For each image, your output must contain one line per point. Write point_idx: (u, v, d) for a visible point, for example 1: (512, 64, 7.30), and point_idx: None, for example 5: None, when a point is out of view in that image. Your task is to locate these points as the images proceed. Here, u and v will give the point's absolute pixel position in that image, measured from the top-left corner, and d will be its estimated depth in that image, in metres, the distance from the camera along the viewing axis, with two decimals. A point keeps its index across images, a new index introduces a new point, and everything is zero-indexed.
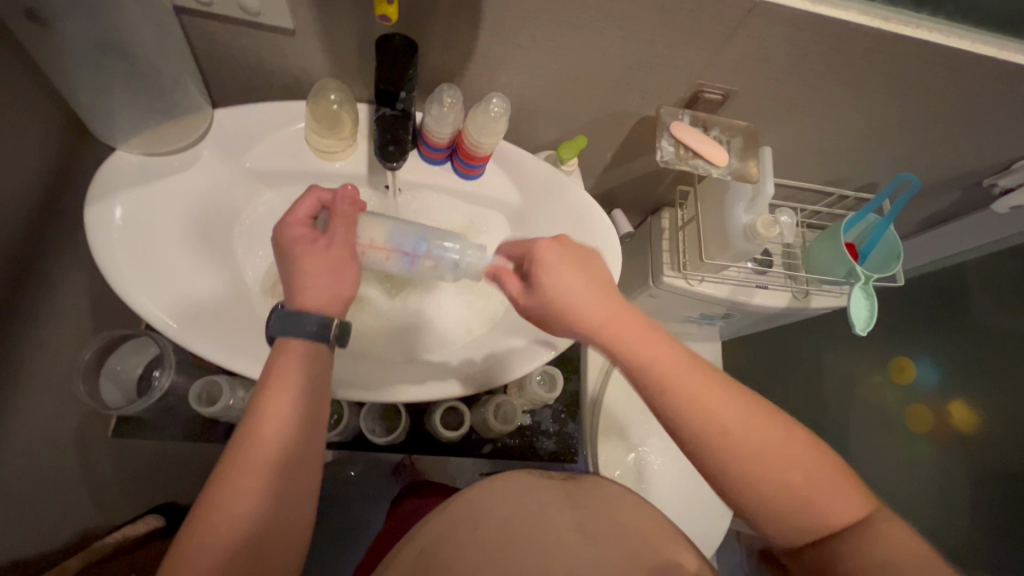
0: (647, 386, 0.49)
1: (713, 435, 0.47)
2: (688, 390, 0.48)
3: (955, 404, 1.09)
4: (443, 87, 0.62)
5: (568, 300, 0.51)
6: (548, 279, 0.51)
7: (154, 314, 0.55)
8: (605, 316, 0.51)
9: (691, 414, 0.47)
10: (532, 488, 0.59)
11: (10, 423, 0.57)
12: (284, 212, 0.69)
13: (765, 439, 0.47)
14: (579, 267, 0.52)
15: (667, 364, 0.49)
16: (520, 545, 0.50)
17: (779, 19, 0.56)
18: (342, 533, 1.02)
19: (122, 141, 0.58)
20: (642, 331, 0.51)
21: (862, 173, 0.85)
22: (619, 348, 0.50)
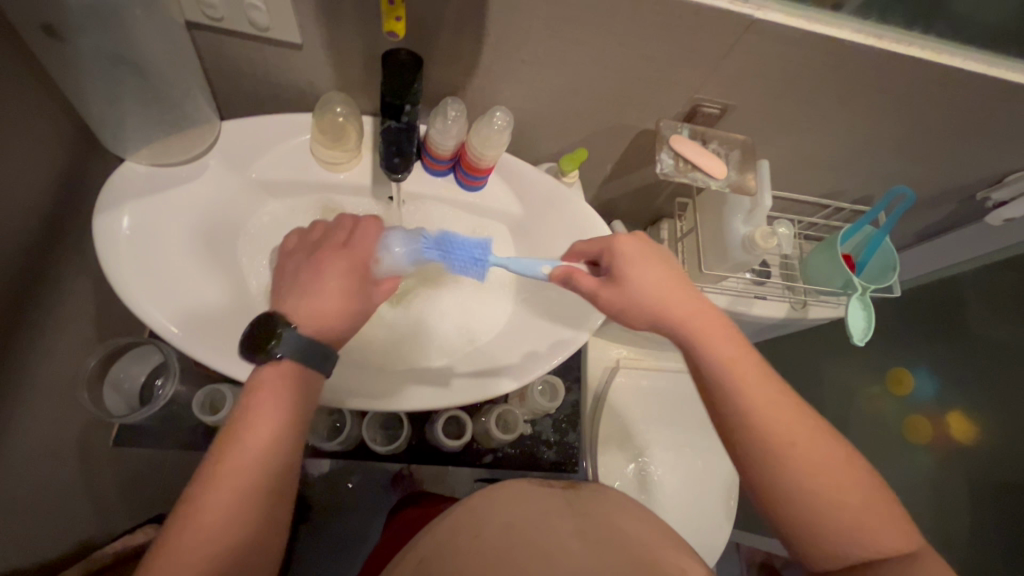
0: (715, 384, 0.52)
1: (783, 445, 0.48)
2: (757, 392, 0.50)
3: (954, 415, 1.06)
4: (448, 102, 0.64)
5: (652, 295, 0.55)
6: (635, 274, 0.55)
7: (158, 321, 0.56)
8: (695, 315, 0.54)
9: (762, 406, 0.49)
10: (533, 497, 0.59)
11: (14, 431, 0.57)
12: (288, 221, 0.70)
13: (809, 449, 0.48)
14: (654, 268, 0.56)
15: (742, 366, 0.51)
16: (519, 547, 0.50)
17: (775, 36, 0.58)
18: (341, 545, 1.01)
19: (131, 152, 0.59)
20: (723, 327, 0.54)
21: (857, 186, 0.86)
22: (696, 344, 0.53)
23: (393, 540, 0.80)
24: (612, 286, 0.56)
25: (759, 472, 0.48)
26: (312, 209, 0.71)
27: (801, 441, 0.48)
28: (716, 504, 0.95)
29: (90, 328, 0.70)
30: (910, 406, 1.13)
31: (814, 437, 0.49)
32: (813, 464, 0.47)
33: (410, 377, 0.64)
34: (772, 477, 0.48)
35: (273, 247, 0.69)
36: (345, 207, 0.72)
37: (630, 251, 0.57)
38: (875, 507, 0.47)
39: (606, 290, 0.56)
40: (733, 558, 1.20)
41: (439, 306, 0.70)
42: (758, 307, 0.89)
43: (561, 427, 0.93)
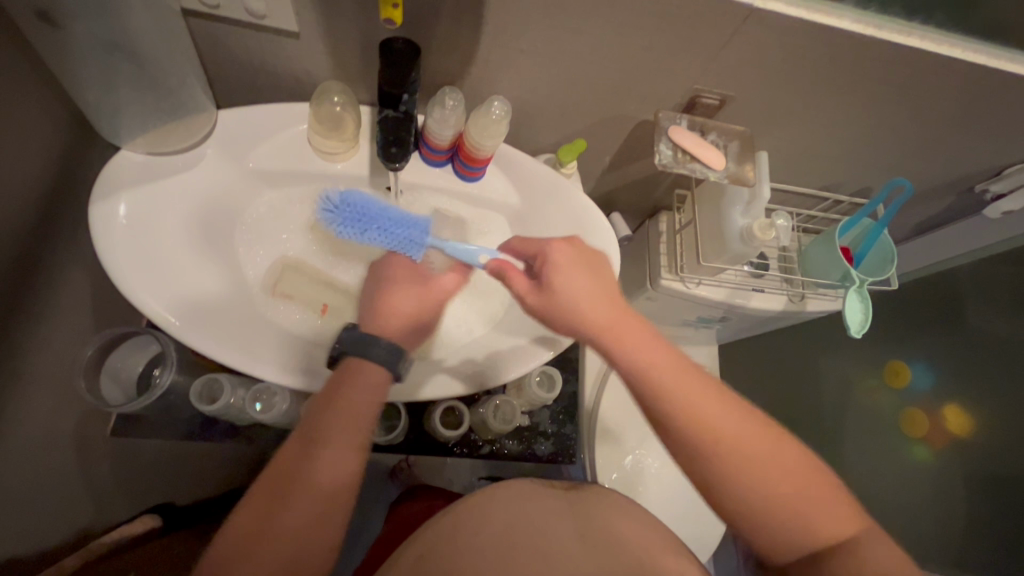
0: (653, 398, 0.51)
1: (708, 448, 0.49)
2: (692, 401, 0.50)
3: (949, 408, 1.11)
4: (446, 91, 0.63)
5: (574, 303, 0.53)
6: (564, 283, 0.53)
7: (155, 310, 0.56)
8: (609, 323, 0.53)
9: (705, 421, 0.50)
10: (533, 496, 0.59)
11: (12, 420, 0.57)
12: (285, 212, 0.69)
13: (752, 453, 0.49)
14: (578, 277, 0.54)
15: (669, 377, 0.51)
16: (517, 550, 0.50)
17: (774, 26, 0.57)
18: (340, 535, 1.02)
19: (127, 140, 0.59)
20: (641, 336, 0.53)
21: (856, 178, 0.86)
22: (618, 354, 0.52)
23: (393, 533, 0.80)
24: (539, 292, 0.54)
25: (709, 479, 0.50)
26: (308, 199, 0.71)
27: (745, 447, 0.49)
28: None
29: (85, 319, 0.70)
30: (906, 398, 1.15)
31: (766, 440, 0.50)
32: (767, 468, 0.49)
33: (405, 369, 0.64)
34: (724, 482, 0.49)
35: (269, 237, 0.69)
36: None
37: (563, 260, 0.54)
38: (831, 500, 0.49)
39: (535, 296, 0.54)
40: (728, 549, 1.21)
41: (434, 296, 0.70)
42: (755, 299, 0.90)
43: (560, 419, 0.92)
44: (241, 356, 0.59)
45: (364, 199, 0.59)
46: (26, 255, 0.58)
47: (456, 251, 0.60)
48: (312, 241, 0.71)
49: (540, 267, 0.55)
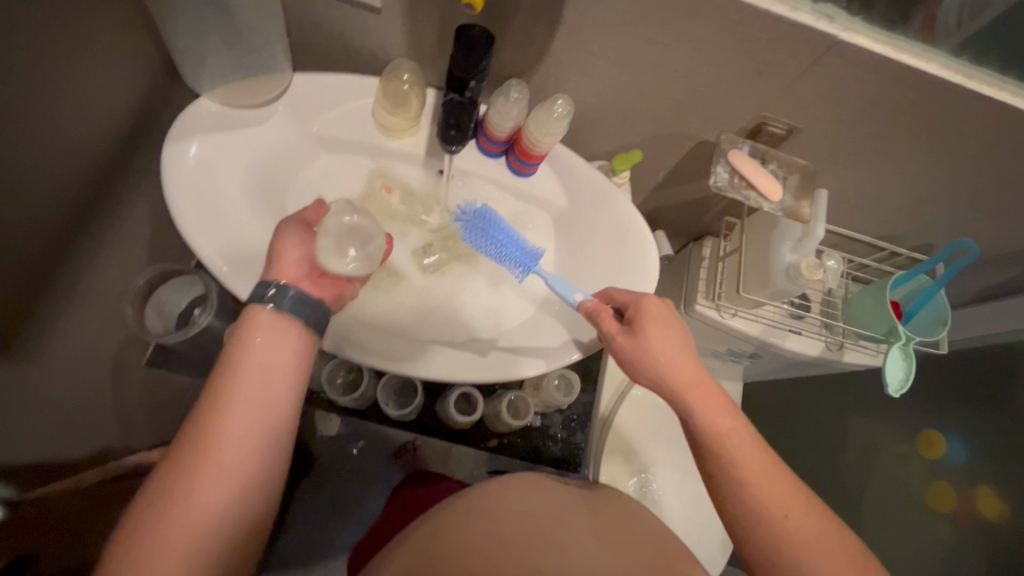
0: (719, 460, 0.53)
1: (777, 520, 0.50)
2: (755, 467, 0.52)
3: (984, 489, 1.01)
4: (512, 83, 0.64)
5: (663, 359, 0.55)
6: (658, 334, 0.56)
7: (205, 251, 0.58)
8: (691, 383, 0.55)
9: (766, 493, 0.51)
10: (551, 494, 0.59)
11: (60, 333, 0.61)
12: (338, 177, 0.72)
13: (788, 507, 0.50)
14: (674, 332, 0.57)
15: (740, 442, 0.53)
16: (538, 539, 0.51)
17: (857, 60, 0.55)
18: (337, 506, 1.08)
19: (207, 89, 0.62)
20: (718, 402, 0.55)
21: (918, 232, 0.82)
22: (697, 414, 0.55)
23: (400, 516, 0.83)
24: (630, 337, 0.57)
25: (767, 545, 0.49)
26: (364, 171, 0.73)
27: (797, 517, 0.50)
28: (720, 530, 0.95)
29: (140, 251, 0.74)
30: (937, 470, 1.07)
31: (800, 497, 0.51)
32: (821, 545, 0.48)
33: (428, 345, 0.65)
34: (760, 531, 0.50)
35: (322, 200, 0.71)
36: (393, 171, 0.73)
37: (655, 311, 0.57)
38: None
39: (625, 339, 0.57)
40: None
41: (470, 282, 0.71)
42: (790, 340, 0.88)
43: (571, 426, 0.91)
44: None
45: (506, 228, 0.70)
46: (97, 181, 0.62)
47: (555, 285, 0.65)
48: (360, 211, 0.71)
49: (635, 313, 0.58)
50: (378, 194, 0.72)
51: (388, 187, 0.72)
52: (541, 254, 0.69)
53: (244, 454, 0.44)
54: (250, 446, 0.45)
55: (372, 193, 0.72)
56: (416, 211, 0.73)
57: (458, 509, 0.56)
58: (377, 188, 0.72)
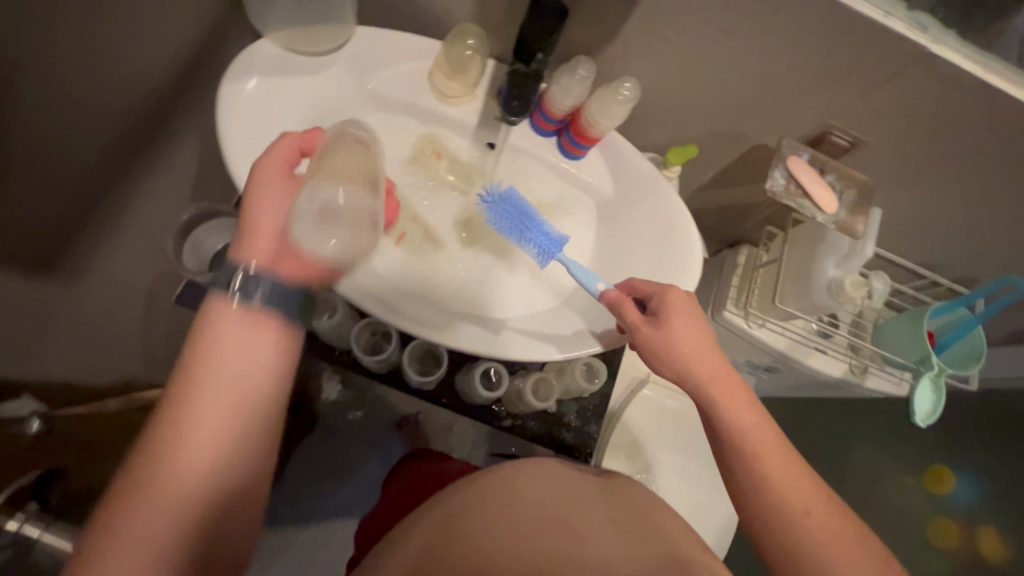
0: (738, 452, 0.53)
1: (795, 514, 0.49)
2: (773, 456, 0.52)
3: (985, 530, 1.01)
4: (581, 60, 0.62)
5: (684, 350, 0.56)
6: (681, 324, 0.56)
7: (252, 191, 0.58)
8: (713, 374, 0.55)
9: (783, 486, 0.50)
10: (565, 479, 0.58)
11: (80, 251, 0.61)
12: (386, 137, 0.70)
13: (805, 502, 0.49)
14: (696, 325, 0.56)
15: (759, 431, 0.53)
16: (551, 526, 0.49)
17: (940, 75, 0.54)
18: (332, 468, 1.11)
19: (271, 30, 0.61)
20: (737, 393, 0.55)
21: (964, 265, 0.81)
22: (718, 405, 0.54)
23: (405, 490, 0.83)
24: (655, 327, 0.56)
25: (784, 541, 0.48)
26: (415, 134, 0.72)
27: (816, 510, 0.49)
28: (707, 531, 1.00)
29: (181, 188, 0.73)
30: (940, 507, 1.05)
31: (815, 491, 0.50)
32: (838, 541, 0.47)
33: (460, 317, 0.65)
34: (778, 530, 0.49)
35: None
36: (444, 138, 0.72)
37: (680, 302, 0.57)
38: None
39: (649, 330, 0.56)
40: None
41: (508, 261, 0.70)
42: (815, 359, 0.88)
43: (586, 415, 0.86)
44: None
45: (524, 206, 0.68)
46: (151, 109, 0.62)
47: (576, 272, 0.62)
48: (406, 174, 0.70)
49: (657, 303, 0.57)
50: (427, 159, 0.71)
51: (439, 153, 0.72)
52: (563, 239, 0.67)
53: (232, 420, 0.45)
54: (217, 446, 0.44)
55: (420, 158, 0.71)
56: (463, 180, 0.72)
57: (471, 494, 0.54)
58: (427, 153, 0.71)
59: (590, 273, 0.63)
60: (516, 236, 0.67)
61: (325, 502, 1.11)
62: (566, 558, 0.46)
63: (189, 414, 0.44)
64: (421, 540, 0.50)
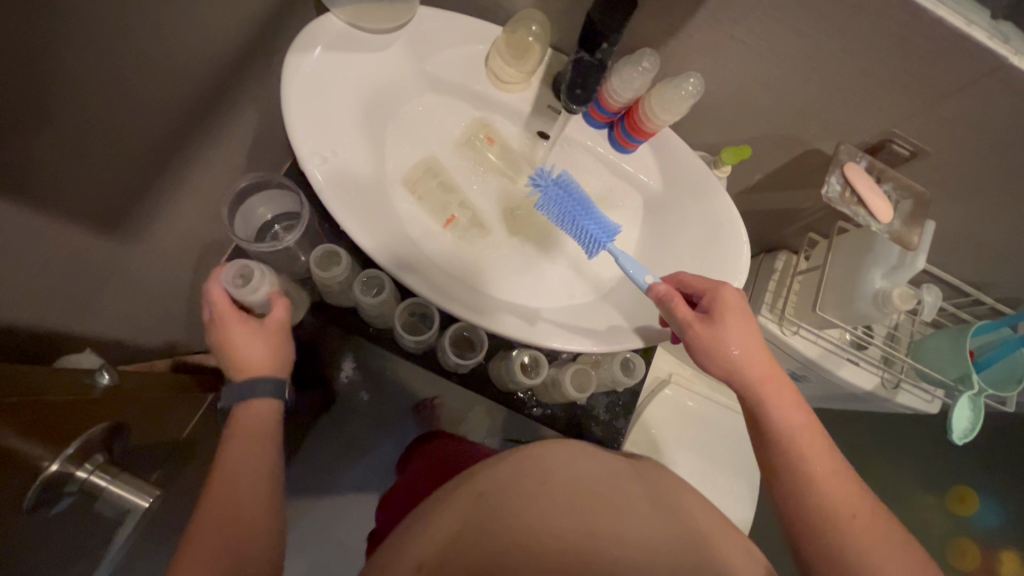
0: (784, 453, 0.53)
1: (842, 517, 0.49)
2: (820, 461, 0.52)
3: (1007, 554, 0.99)
4: (645, 52, 0.62)
5: (736, 347, 0.56)
6: (734, 323, 0.56)
7: (311, 164, 0.58)
8: (765, 374, 0.56)
9: (829, 488, 0.51)
10: (600, 463, 0.58)
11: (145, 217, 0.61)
12: (438, 119, 0.70)
13: (852, 506, 0.50)
14: (747, 325, 0.57)
15: (806, 436, 0.54)
16: (586, 504, 0.50)
17: (1017, 88, 0.53)
18: (348, 445, 1.13)
19: (337, 6, 0.61)
20: (785, 394, 0.56)
21: (1010, 284, 0.79)
22: (767, 405, 0.55)
23: (430, 470, 0.85)
24: (707, 324, 0.56)
25: (830, 543, 0.48)
26: (468, 119, 0.72)
27: (861, 515, 0.49)
28: None
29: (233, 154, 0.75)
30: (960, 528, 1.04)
31: (862, 499, 0.50)
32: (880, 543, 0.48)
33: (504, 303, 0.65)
34: (821, 527, 0.49)
35: (424, 143, 0.70)
36: (496, 124, 0.72)
37: (734, 301, 0.57)
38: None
39: (701, 327, 0.56)
40: None
41: (554, 250, 0.70)
42: (846, 369, 0.88)
43: (615, 411, 0.86)
44: (367, 237, 0.60)
45: (579, 194, 0.67)
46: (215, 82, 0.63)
47: (623, 261, 0.61)
48: (458, 160, 0.70)
49: (711, 301, 0.57)
50: (480, 145, 0.71)
51: (491, 139, 0.72)
52: (616, 230, 0.67)
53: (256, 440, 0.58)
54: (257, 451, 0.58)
55: (474, 144, 0.71)
56: (513, 168, 0.72)
57: (507, 472, 0.53)
58: (479, 139, 0.71)
59: (637, 264, 0.62)
60: (566, 222, 0.66)
61: (339, 479, 1.13)
62: (601, 541, 0.46)
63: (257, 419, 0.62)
64: (456, 517, 0.49)
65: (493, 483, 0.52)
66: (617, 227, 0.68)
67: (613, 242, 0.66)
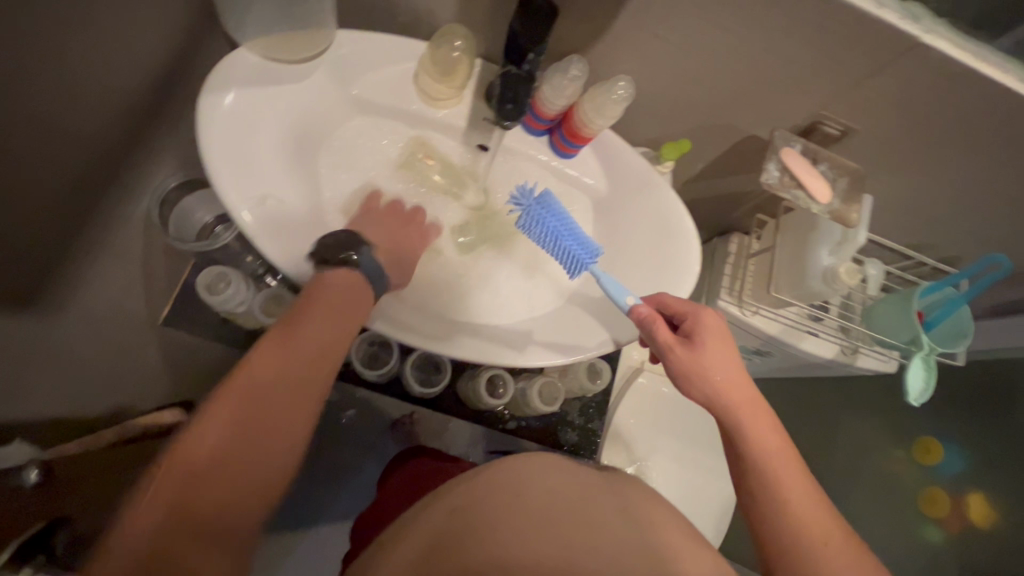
0: (755, 473, 0.54)
1: (815, 542, 0.49)
2: (794, 487, 0.52)
3: (972, 497, 1.03)
4: (573, 60, 0.61)
5: (716, 371, 0.57)
6: (713, 348, 0.58)
7: (238, 208, 0.55)
8: (744, 400, 0.57)
9: (799, 515, 0.51)
10: (574, 474, 0.57)
11: None
12: (371, 143, 0.68)
13: (819, 523, 0.50)
14: (726, 351, 0.59)
15: (779, 459, 0.54)
16: (562, 523, 0.49)
17: (931, 64, 0.54)
18: (331, 472, 1.06)
19: (248, 39, 0.59)
20: (762, 420, 0.56)
21: (950, 244, 0.82)
22: (744, 429, 0.55)
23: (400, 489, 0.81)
24: (688, 348, 0.58)
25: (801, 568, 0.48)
26: (403, 138, 0.69)
27: (834, 542, 0.49)
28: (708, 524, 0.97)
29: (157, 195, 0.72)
30: (929, 476, 1.08)
31: (831, 520, 0.51)
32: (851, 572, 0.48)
33: (464, 325, 0.64)
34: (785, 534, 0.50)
35: (362, 168, 0.67)
36: (433, 139, 0.70)
37: (714, 327, 0.60)
38: None
39: (682, 349, 0.58)
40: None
41: (507, 265, 0.69)
42: (807, 342, 0.89)
43: (588, 412, 0.91)
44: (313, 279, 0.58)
45: (561, 212, 0.67)
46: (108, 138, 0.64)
47: (605, 282, 0.61)
48: (398, 180, 0.68)
49: (690, 325, 0.60)
50: (419, 163, 0.69)
51: (430, 156, 0.70)
52: (598, 251, 0.66)
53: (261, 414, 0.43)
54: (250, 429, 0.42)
55: (414, 163, 0.69)
56: (454, 184, 0.70)
57: (476, 486, 0.53)
58: (418, 158, 0.69)
59: (620, 286, 0.62)
60: (548, 242, 0.66)
61: (321, 515, 1.05)
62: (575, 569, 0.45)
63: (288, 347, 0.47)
64: (427, 532, 0.49)
65: (463, 499, 0.52)
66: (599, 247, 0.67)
67: (595, 263, 0.66)
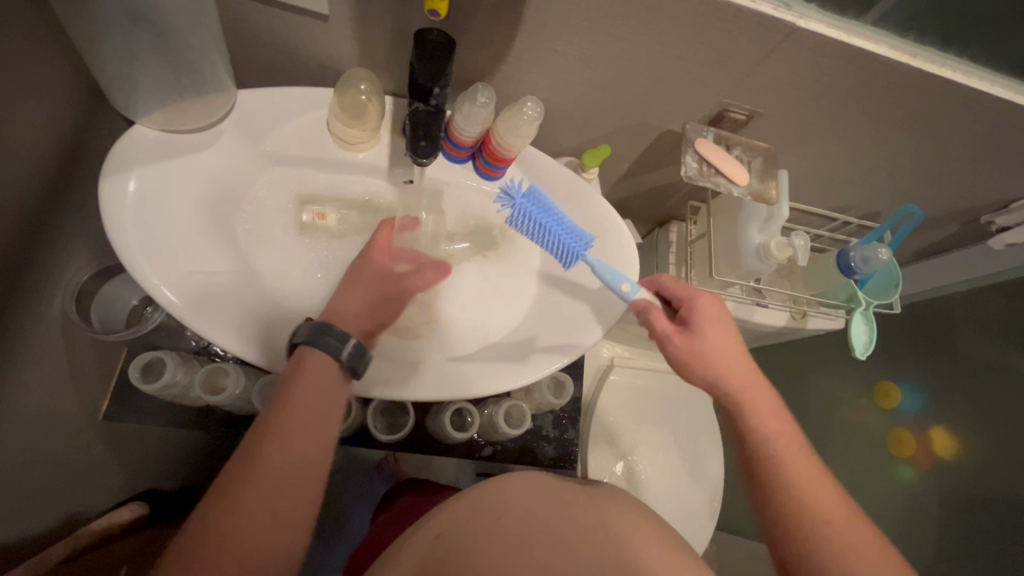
0: (760, 457, 0.54)
1: (817, 521, 0.51)
2: (800, 463, 0.54)
3: (935, 430, 1.06)
4: (479, 87, 0.62)
5: (716, 359, 0.57)
6: (714, 333, 0.58)
7: (158, 287, 0.52)
8: (747, 379, 0.57)
9: (801, 490, 0.52)
10: (551, 486, 0.59)
11: None
12: (288, 193, 0.66)
13: (821, 499, 0.52)
14: (727, 333, 0.58)
15: (789, 440, 0.55)
16: (540, 540, 0.51)
17: (813, 45, 0.57)
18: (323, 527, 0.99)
19: (143, 115, 0.56)
20: (771, 400, 0.56)
21: (869, 201, 0.86)
22: (750, 412, 0.56)
23: (385, 527, 0.80)
24: (686, 336, 0.58)
25: (810, 541, 0.50)
26: (288, 201, 0.66)
27: (835, 516, 0.51)
28: (698, 506, 0.99)
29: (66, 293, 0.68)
30: (894, 419, 1.13)
31: (836, 493, 0.52)
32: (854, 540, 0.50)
33: (422, 364, 0.62)
34: (796, 529, 0.51)
35: (269, 233, 0.64)
36: (323, 195, 0.67)
37: (714, 312, 0.59)
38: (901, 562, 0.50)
39: (681, 339, 0.58)
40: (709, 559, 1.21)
41: (454, 298, 0.68)
42: (758, 314, 0.90)
43: (562, 424, 0.96)
44: (247, 347, 0.56)
45: (548, 204, 0.68)
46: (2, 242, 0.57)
47: (601, 272, 0.63)
48: (301, 244, 0.66)
49: (688, 309, 0.60)
50: (313, 223, 0.66)
51: (321, 213, 0.67)
52: (589, 238, 0.67)
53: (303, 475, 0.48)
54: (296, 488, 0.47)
55: (305, 224, 0.66)
56: (370, 220, 0.69)
57: (462, 510, 0.55)
58: (307, 216, 0.66)
59: (616, 273, 0.64)
60: (538, 235, 0.67)
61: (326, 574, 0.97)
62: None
63: (309, 416, 0.50)
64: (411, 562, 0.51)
65: (448, 524, 0.54)
66: (590, 234, 0.68)
67: (587, 250, 0.66)
